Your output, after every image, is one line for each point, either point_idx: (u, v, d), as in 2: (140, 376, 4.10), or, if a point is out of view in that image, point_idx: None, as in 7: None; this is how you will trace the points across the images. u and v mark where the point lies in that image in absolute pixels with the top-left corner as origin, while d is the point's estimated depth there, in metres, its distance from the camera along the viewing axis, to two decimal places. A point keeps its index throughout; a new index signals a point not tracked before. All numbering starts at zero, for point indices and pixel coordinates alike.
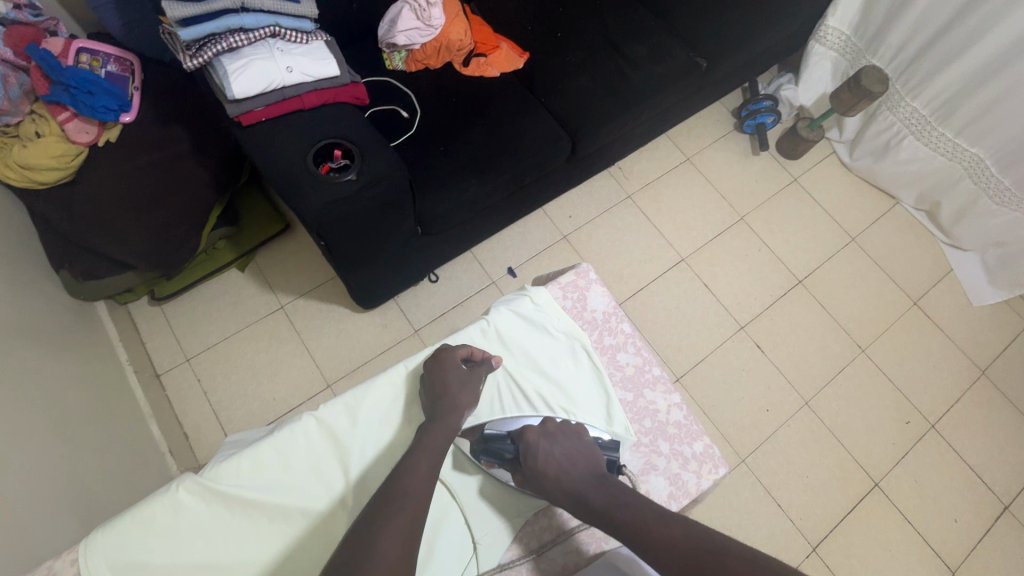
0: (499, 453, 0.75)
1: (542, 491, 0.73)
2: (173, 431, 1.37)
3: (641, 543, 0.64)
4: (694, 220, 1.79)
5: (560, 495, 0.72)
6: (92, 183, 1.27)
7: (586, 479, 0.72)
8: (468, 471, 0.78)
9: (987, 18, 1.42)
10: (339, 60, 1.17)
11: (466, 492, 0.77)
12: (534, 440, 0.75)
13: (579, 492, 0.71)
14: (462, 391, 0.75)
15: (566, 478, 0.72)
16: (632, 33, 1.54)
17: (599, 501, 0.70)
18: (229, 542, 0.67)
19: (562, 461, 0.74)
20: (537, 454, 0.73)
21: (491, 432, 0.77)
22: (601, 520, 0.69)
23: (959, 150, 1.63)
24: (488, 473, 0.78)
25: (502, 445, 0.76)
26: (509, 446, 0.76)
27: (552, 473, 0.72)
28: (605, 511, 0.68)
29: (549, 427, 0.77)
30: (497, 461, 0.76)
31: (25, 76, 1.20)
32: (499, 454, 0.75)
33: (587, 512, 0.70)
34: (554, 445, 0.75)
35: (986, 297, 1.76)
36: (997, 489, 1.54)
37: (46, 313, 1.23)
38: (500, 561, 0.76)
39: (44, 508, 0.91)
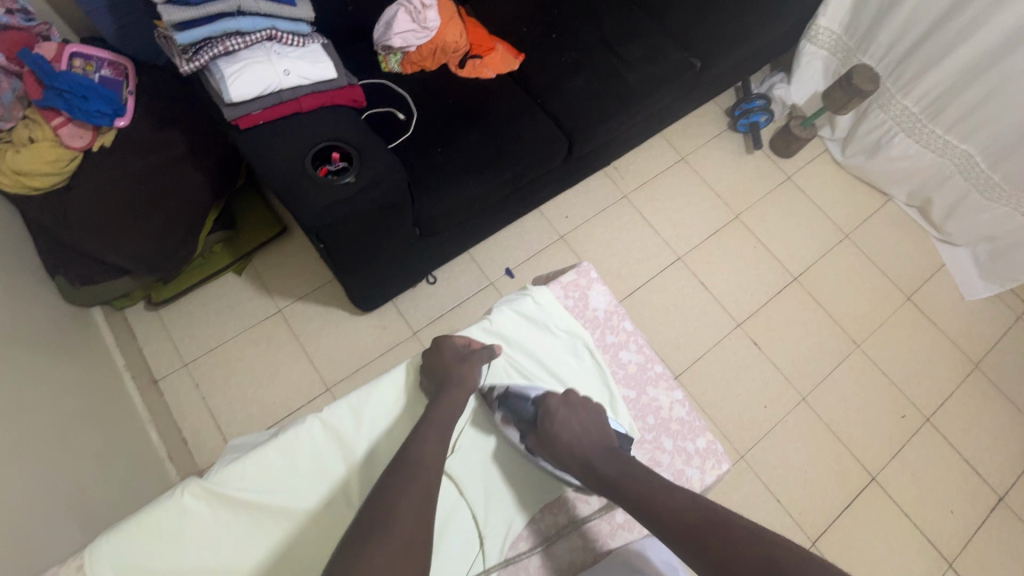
0: (518, 412, 0.78)
1: (554, 457, 0.76)
2: (171, 436, 1.36)
3: (648, 513, 0.67)
4: (689, 219, 1.80)
5: (571, 462, 0.75)
6: (86, 188, 1.26)
7: (598, 450, 0.75)
8: (485, 431, 0.81)
9: (976, 16, 1.44)
10: (336, 63, 1.17)
11: (479, 455, 0.80)
12: (554, 406, 0.77)
13: (590, 459, 0.74)
14: (466, 378, 0.77)
15: (580, 448, 0.75)
16: (626, 34, 1.55)
17: (609, 472, 0.72)
18: (236, 546, 0.67)
19: (577, 429, 0.76)
20: (554, 419, 0.76)
21: (512, 391, 0.80)
22: (609, 488, 0.72)
23: (950, 146, 1.66)
24: (502, 435, 0.81)
25: (522, 404, 0.78)
26: (529, 407, 0.78)
27: (566, 439, 0.75)
28: (615, 480, 0.71)
29: (567, 396, 0.79)
30: (514, 420, 0.78)
31: (18, 81, 1.19)
32: (518, 414, 0.78)
33: (597, 480, 0.73)
34: (573, 415, 0.77)
35: (977, 291, 1.78)
36: (992, 480, 1.56)
37: (42, 319, 1.22)
38: (506, 557, 0.76)
39: (44, 516, 0.90)
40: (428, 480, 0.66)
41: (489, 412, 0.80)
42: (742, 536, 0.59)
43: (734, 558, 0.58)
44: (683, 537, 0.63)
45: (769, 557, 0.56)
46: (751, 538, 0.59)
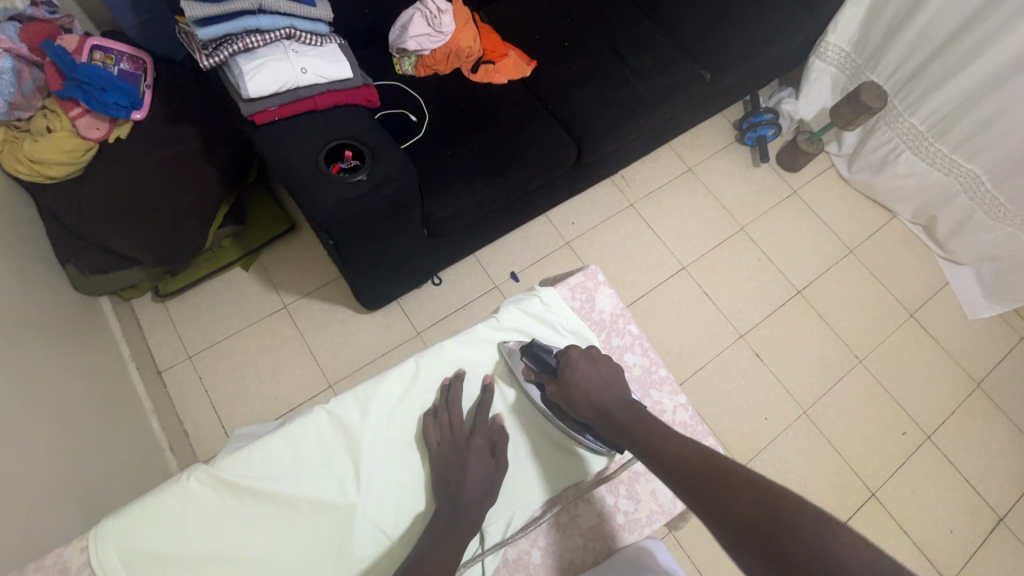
0: (541, 360, 0.78)
1: (569, 405, 0.74)
2: (173, 428, 1.36)
3: (652, 455, 0.64)
4: (695, 229, 1.81)
5: (585, 410, 0.73)
6: (102, 179, 1.28)
7: (614, 400, 0.72)
8: (508, 384, 0.82)
9: (983, 38, 1.46)
10: (352, 63, 1.19)
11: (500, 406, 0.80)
12: (574, 356, 0.75)
13: (603, 406, 0.72)
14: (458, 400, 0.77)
15: (595, 394, 0.73)
16: (638, 44, 1.57)
17: (621, 417, 0.70)
18: (240, 533, 0.67)
19: (594, 379, 0.74)
20: (574, 367, 0.74)
21: (539, 344, 0.80)
22: (617, 433, 0.69)
23: (955, 165, 1.67)
24: (524, 390, 0.81)
25: (545, 354, 0.78)
26: (553, 358, 0.78)
27: (583, 386, 0.73)
28: (626, 426, 0.69)
29: (590, 351, 0.77)
30: (535, 370, 0.78)
31: (38, 71, 1.20)
32: (539, 363, 0.78)
33: (608, 425, 0.70)
34: (592, 368, 0.74)
35: (981, 310, 1.78)
36: (992, 500, 1.56)
37: (52, 306, 1.23)
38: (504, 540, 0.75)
39: (47, 500, 0.90)
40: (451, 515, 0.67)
41: (511, 362, 0.82)
42: (743, 485, 0.55)
43: (733, 506, 0.54)
44: (683, 478, 0.60)
45: (771, 508, 0.52)
46: (753, 489, 0.54)
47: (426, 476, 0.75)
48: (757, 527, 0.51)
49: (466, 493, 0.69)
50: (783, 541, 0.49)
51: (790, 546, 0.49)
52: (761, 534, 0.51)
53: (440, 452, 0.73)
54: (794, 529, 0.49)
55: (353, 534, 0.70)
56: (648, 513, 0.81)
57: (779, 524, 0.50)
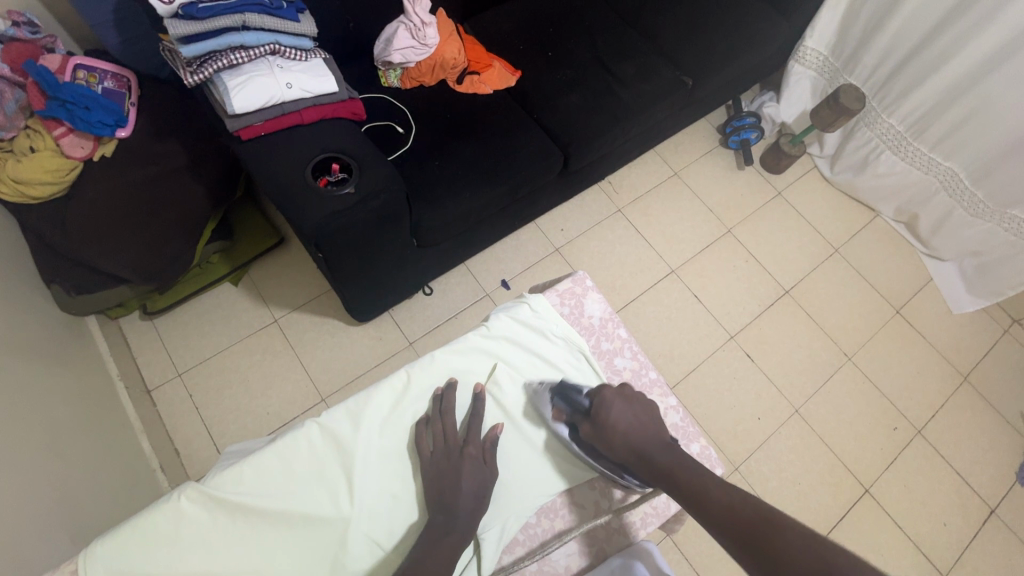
0: (575, 403, 0.81)
1: (606, 447, 0.75)
2: (163, 447, 1.35)
3: (696, 500, 0.65)
4: (682, 233, 1.83)
5: (622, 451, 0.74)
6: (87, 197, 1.27)
7: (653, 441, 0.73)
8: (536, 428, 0.82)
9: (956, 39, 1.50)
10: (337, 77, 1.19)
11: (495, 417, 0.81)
12: (609, 396, 0.78)
13: (642, 450, 0.73)
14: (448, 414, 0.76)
15: (633, 435, 0.74)
16: (621, 52, 1.59)
17: (663, 461, 0.71)
18: (231, 552, 0.67)
19: (631, 421, 0.75)
20: (610, 408, 0.76)
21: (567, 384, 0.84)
22: (660, 477, 0.70)
23: (934, 163, 1.70)
24: (552, 430, 0.82)
25: (577, 395, 0.82)
26: (584, 399, 0.81)
27: (620, 427, 0.75)
28: (669, 470, 0.69)
29: (622, 389, 0.79)
30: (567, 411, 0.81)
31: (21, 92, 1.20)
32: (572, 404, 0.81)
33: (649, 469, 0.71)
34: (627, 408, 0.77)
35: (964, 304, 1.81)
36: (984, 492, 1.58)
37: (37, 327, 1.21)
38: (500, 566, 0.75)
39: (34, 524, 0.89)
40: (445, 529, 0.68)
41: (540, 407, 0.82)
42: (793, 540, 0.55)
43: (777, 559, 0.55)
44: (727, 526, 0.60)
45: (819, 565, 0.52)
46: (806, 543, 0.54)
47: (418, 488, 0.74)
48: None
49: (459, 501, 0.70)
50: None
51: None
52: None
53: (432, 459, 0.73)
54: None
55: (347, 547, 0.69)
56: (643, 515, 0.81)
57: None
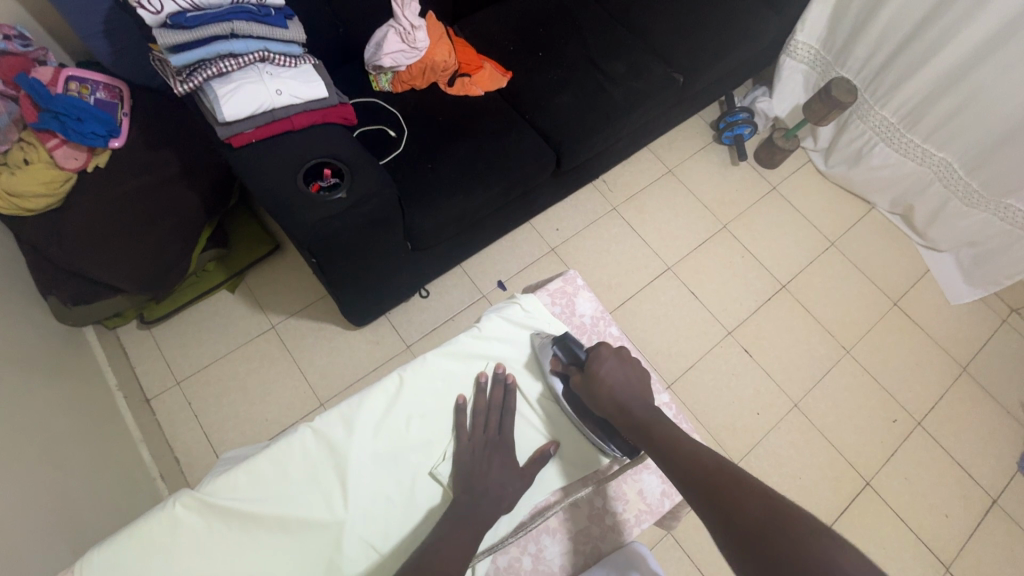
0: (571, 354, 0.80)
1: (591, 398, 0.77)
2: (163, 455, 1.35)
3: (666, 454, 0.68)
4: (677, 230, 1.83)
5: (607, 404, 0.76)
6: (82, 207, 1.27)
7: (637, 399, 0.76)
8: (533, 378, 0.84)
9: (946, 30, 1.50)
10: (327, 82, 1.20)
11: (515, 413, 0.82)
12: (604, 353, 0.78)
13: (626, 405, 0.75)
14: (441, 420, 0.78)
15: (618, 392, 0.76)
16: (611, 51, 1.59)
17: (642, 416, 0.73)
18: (227, 557, 0.67)
19: (621, 380, 0.77)
20: (601, 363, 0.77)
21: (571, 338, 0.83)
22: (635, 431, 0.73)
23: (928, 154, 1.70)
24: (548, 383, 0.84)
25: (576, 348, 0.81)
26: (583, 352, 0.80)
27: (608, 381, 0.76)
28: (644, 425, 0.72)
29: (620, 350, 0.80)
30: (563, 360, 0.81)
31: (14, 104, 1.21)
32: (569, 355, 0.81)
33: (628, 422, 0.74)
34: (619, 367, 0.78)
35: (962, 295, 1.81)
36: (985, 483, 1.57)
37: (34, 338, 1.22)
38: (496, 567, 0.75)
39: (34, 534, 0.89)
40: (444, 534, 0.68)
41: (540, 356, 0.84)
42: (753, 499, 0.59)
43: (737, 517, 0.58)
44: (694, 481, 0.64)
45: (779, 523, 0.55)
46: (764, 500, 0.58)
47: (413, 491, 0.75)
48: (761, 541, 0.55)
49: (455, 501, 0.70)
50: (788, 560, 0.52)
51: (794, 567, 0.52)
52: (768, 548, 0.54)
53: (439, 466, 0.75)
54: (801, 547, 0.52)
55: (343, 551, 0.70)
56: (637, 513, 0.81)
57: (784, 543, 0.54)
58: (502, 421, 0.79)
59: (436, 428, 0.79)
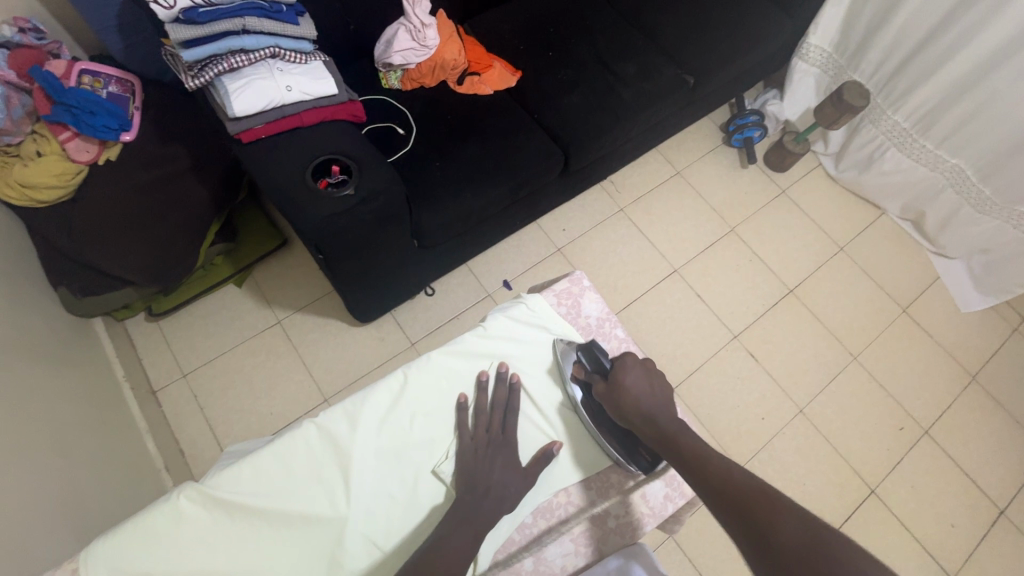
0: (597, 362, 0.83)
1: (616, 408, 0.78)
2: (168, 446, 1.36)
3: (694, 467, 0.68)
4: (685, 232, 1.82)
5: (634, 416, 0.77)
6: (92, 200, 1.28)
7: (661, 410, 0.77)
8: (553, 388, 0.85)
9: (962, 34, 1.48)
10: (337, 79, 1.20)
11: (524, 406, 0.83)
12: (629, 363, 0.81)
13: (652, 415, 0.76)
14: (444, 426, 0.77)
15: (644, 402, 0.77)
16: (622, 51, 1.59)
17: (668, 428, 0.74)
18: (230, 550, 0.67)
19: (645, 391, 0.79)
20: (628, 372, 0.79)
21: (593, 346, 0.85)
22: (662, 442, 0.73)
23: (940, 160, 1.68)
24: (567, 391, 0.84)
25: (600, 356, 0.83)
26: (607, 361, 0.83)
27: (634, 390, 0.78)
28: (671, 436, 0.73)
29: (644, 362, 0.83)
30: (587, 368, 0.83)
31: (28, 97, 1.22)
32: (594, 363, 0.83)
33: (655, 434, 0.75)
34: (644, 377, 0.80)
35: (972, 303, 1.79)
36: (993, 493, 1.55)
37: (43, 328, 1.23)
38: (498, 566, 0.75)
39: (40, 522, 0.90)
40: (446, 534, 0.68)
41: (561, 363, 0.85)
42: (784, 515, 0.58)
43: (771, 536, 0.57)
44: (723, 495, 0.63)
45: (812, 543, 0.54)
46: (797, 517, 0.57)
47: (416, 488, 0.75)
48: (793, 560, 0.54)
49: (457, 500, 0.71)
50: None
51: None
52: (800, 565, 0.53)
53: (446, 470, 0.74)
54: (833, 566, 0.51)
55: (344, 547, 0.70)
56: (640, 516, 0.81)
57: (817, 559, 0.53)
58: (505, 421, 0.79)
59: (439, 426, 0.79)
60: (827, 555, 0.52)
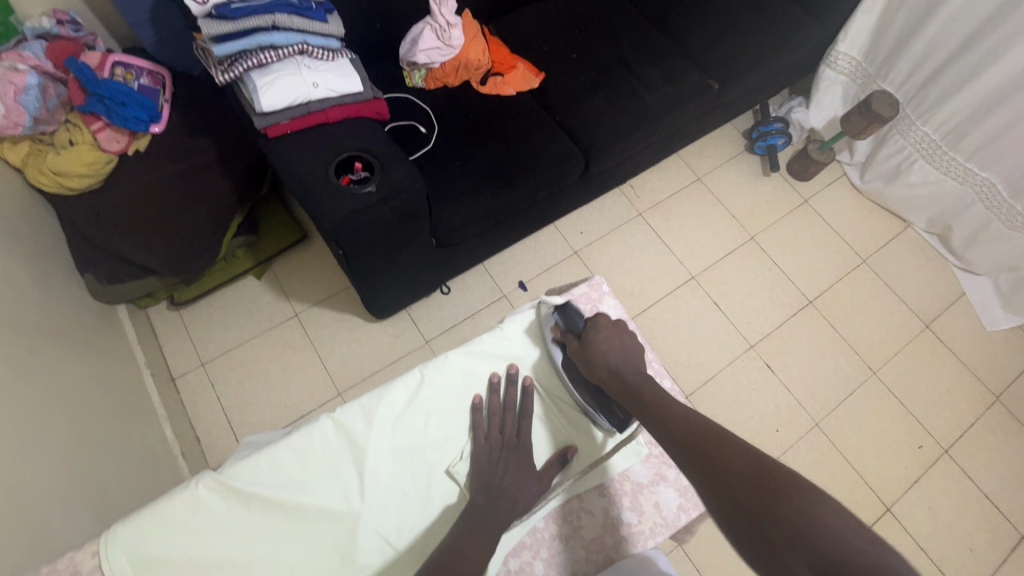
0: (570, 322, 0.81)
1: (586, 365, 0.77)
2: (185, 434, 1.38)
3: (656, 416, 0.67)
4: (704, 239, 1.80)
5: (600, 372, 0.76)
6: (121, 190, 1.32)
7: (629, 366, 0.75)
8: (534, 342, 0.86)
9: (996, 46, 1.45)
10: (363, 77, 1.21)
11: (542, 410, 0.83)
12: (602, 322, 0.79)
13: (619, 369, 0.75)
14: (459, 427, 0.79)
15: (612, 357, 0.76)
16: (646, 55, 1.58)
17: (632, 380, 0.73)
18: (246, 539, 0.69)
19: (617, 347, 0.77)
20: (598, 331, 0.78)
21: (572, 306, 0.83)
22: (626, 396, 0.72)
23: (970, 174, 1.64)
24: (547, 350, 0.85)
25: (576, 318, 0.81)
26: (580, 321, 0.81)
27: (602, 349, 0.76)
28: (634, 388, 0.72)
29: (617, 321, 0.80)
30: (561, 329, 0.82)
31: (63, 87, 1.25)
32: (567, 322, 0.81)
33: (619, 387, 0.73)
34: (616, 336, 0.78)
35: (999, 321, 1.74)
36: (1014, 518, 1.51)
37: (70, 313, 1.26)
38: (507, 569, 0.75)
39: (63, 503, 0.93)
40: (459, 535, 0.68)
41: (543, 325, 0.85)
42: (738, 456, 0.59)
43: (725, 477, 0.57)
44: (683, 442, 0.63)
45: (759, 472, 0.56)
46: (749, 457, 0.58)
47: (428, 488, 0.75)
48: (750, 498, 0.55)
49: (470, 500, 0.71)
50: (771, 515, 0.53)
51: (769, 513, 0.53)
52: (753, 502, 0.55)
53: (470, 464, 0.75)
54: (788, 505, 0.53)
55: (357, 543, 0.71)
56: (652, 525, 0.80)
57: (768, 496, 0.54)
58: (520, 424, 0.79)
59: (454, 426, 0.79)
60: (776, 491, 0.54)
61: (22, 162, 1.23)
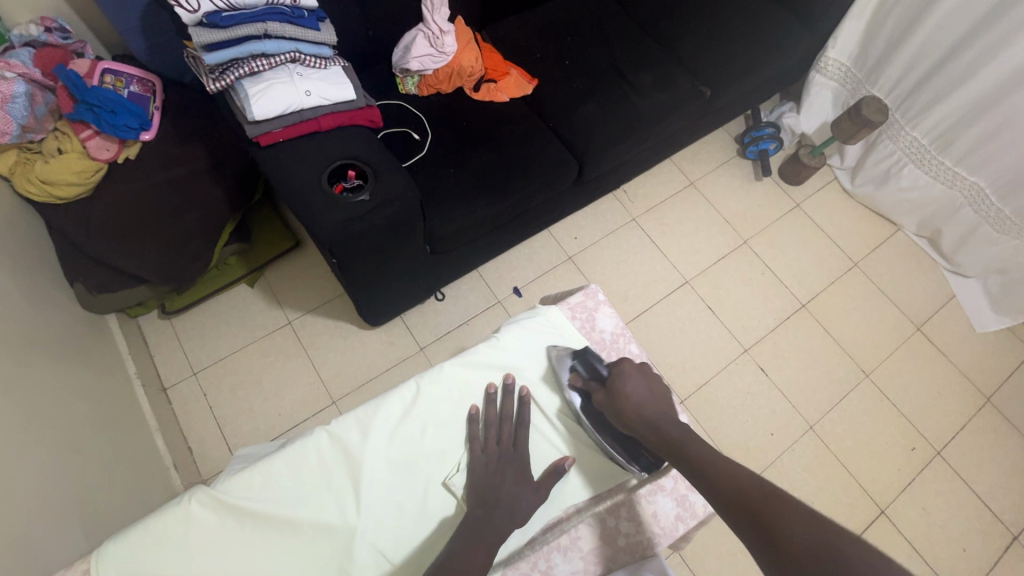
0: (592, 369, 0.81)
1: (617, 416, 0.77)
2: (177, 446, 1.37)
3: (703, 475, 0.67)
4: (698, 243, 1.81)
5: (634, 422, 0.76)
6: (111, 198, 1.30)
7: (663, 415, 0.76)
8: (551, 394, 0.84)
9: (983, 53, 1.47)
10: (355, 85, 1.21)
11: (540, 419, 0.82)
12: (628, 368, 0.80)
13: (655, 421, 0.75)
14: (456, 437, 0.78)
15: (644, 408, 0.76)
16: (638, 62, 1.58)
17: (675, 434, 0.73)
18: (240, 556, 0.68)
19: (647, 396, 0.78)
20: (626, 379, 0.78)
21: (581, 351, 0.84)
22: (667, 449, 0.72)
23: (959, 178, 1.66)
24: (565, 398, 0.83)
25: (596, 362, 0.82)
26: (602, 367, 0.82)
27: (633, 399, 0.77)
28: (679, 442, 0.72)
29: (642, 366, 0.82)
30: (584, 375, 0.82)
31: (51, 95, 1.24)
32: (590, 370, 0.82)
33: (659, 439, 0.73)
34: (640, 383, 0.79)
35: (988, 323, 1.76)
36: (1006, 518, 1.53)
37: (59, 324, 1.24)
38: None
39: (53, 519, 0.91)
40: (456, 549, 0.67)
41: (557, 370, 0.83)
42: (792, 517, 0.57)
43: (782, 538, 0.56)
44: (734, 503, 0.62)
45: (824, 540, 0.54)
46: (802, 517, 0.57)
47: (424, 500, 0.74)
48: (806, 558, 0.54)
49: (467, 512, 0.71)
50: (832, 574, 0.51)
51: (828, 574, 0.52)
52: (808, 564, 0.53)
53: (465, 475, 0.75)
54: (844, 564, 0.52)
55: (353, 558, 0.70)
56: (650, 535, 0.80)
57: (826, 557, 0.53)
58: (516, 433, 0.79)
59: (449, 437, 0.79)
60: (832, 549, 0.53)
61: (9, 172, 1.20)
